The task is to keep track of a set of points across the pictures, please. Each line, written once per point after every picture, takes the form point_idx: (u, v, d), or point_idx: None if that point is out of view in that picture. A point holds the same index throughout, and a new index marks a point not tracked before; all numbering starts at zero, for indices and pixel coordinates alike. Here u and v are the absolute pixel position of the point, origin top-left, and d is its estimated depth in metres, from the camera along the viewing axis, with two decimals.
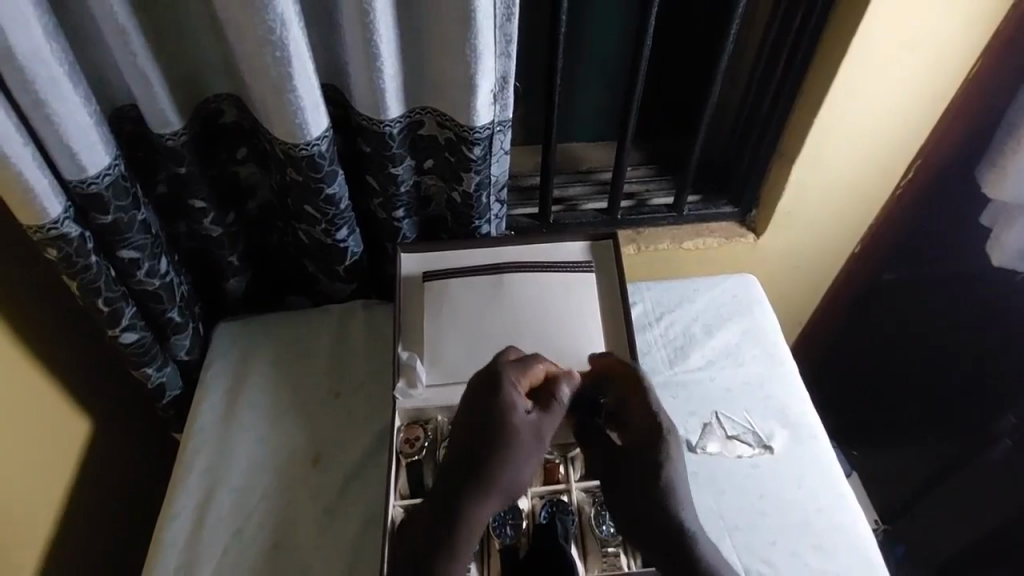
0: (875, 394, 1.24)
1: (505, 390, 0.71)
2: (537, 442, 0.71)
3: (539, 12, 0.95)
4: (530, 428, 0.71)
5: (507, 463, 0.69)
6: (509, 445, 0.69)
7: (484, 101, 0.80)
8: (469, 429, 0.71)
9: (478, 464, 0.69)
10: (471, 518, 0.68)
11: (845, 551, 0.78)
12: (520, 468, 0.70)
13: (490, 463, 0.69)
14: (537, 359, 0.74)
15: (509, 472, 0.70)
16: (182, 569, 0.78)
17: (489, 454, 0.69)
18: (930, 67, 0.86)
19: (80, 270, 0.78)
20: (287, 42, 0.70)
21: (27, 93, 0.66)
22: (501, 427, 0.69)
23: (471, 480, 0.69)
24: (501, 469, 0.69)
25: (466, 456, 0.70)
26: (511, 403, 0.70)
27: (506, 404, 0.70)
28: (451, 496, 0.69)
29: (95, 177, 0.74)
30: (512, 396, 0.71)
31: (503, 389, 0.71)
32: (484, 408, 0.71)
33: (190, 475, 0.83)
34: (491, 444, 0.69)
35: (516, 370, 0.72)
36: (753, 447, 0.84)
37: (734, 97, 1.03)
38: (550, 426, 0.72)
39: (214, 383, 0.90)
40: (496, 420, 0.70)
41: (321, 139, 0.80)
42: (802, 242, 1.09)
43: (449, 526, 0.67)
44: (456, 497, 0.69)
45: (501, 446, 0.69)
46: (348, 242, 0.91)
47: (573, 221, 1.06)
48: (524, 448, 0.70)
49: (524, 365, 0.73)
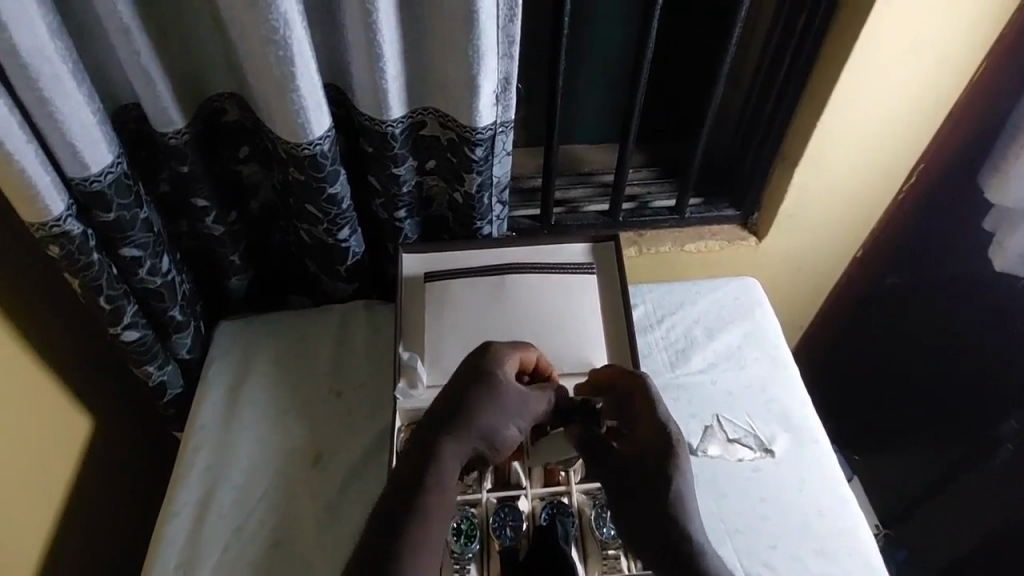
0: (877, 400, 1.23)
1: (498, 353, 0.70)
2: (519, 412, 0.68)
3: (541, 13, 0.95)
4: (517, 395, 0.68)
5: (492, 414, 0.65)
6: (493, 402, 0.66)
7: (487, 102, 0.80)
8: (454, 380, 0.67)
9: (459, 414, 0.64)
10: (447, 459, 0.62)
11: (846, 556, 0.78)
12: (501, 430, 0.66)
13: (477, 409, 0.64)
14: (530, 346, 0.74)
15: (490, 424, 0.65)
16: (181, 567, 0.78)
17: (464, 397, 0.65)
18: (933, 72, 0.86)
19: (81, 267, 0.78)
20: (291, 42, 0.70)
21: (31, 90, 0.66)
22: (491, 377, 0.67)
23: (448, 430, 0.63)
24: (484, 418, 0.64)
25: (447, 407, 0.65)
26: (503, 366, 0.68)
27: (498, 365, 0.68)
28: (428, 438, 0.63)
29: (98, 175, 0.74)
30: (504, 360, 0.69)
31: (497, 353, 0.70)
32: (477, 364, 0.68)
33: (191, 474, 0.83)
34: (480, 390, 0.65)
35: (507, 343, 0.72)
36: (753, 450, 0.84)
37: (736, 100, 1.03)
38: (535, 408, 0.70)
39: (216, 382, 0.90)
40: (487, 372, 0.67)
41: (323, 139, 0.80)
42: (805, 245, 1.08)
43: (421, 475, 0.60)
44: (432, 438, 0.63)
45: (491, 398, 0.66)
46: (350, 242, 0.91)
47: (574, 223, 1.06)
48: (509, 411, 0.67)
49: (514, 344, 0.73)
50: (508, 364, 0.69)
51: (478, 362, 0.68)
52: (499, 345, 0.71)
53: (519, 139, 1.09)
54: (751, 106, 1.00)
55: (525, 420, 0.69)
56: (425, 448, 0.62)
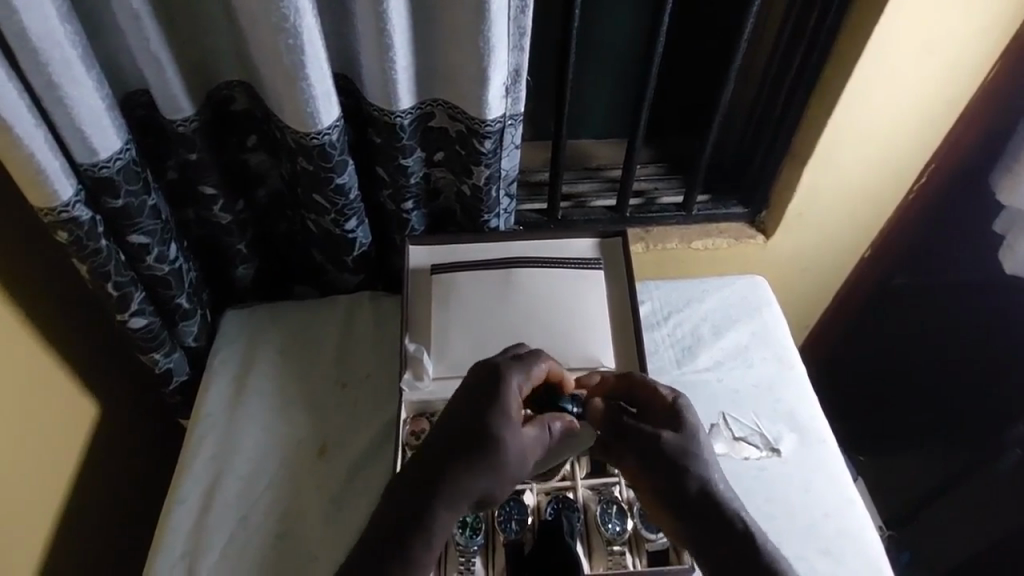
0: (881, 402, 1.24)
1: (503, 400, 0.63)
2: (522, 464, 0.63)
3: (552, 8, 0.94)
4: (522, 441, 0.62)
5: (492, 469, 0.60)
6: (494, 456, 0.60)
7: (496, 93, 0.80)
8: (459, 422, 0.62)
9: (458, 465, 0.60)
10: (442, 509, 0.59)
11: (852, 556, 0.77)
12: (502, 469, 0.61)
13: (479, 441, 0.60)
14: (541, 358, 0.69)
15: (490, 479, 0.60)
16: (187, 555, 0.77)
17: (464, 445, 0.61)
18: (946, 71, 0.86)
19: (90, 253, 0.77)
20: (301, 30, 0.70)
21: (40, 72, 0.65)
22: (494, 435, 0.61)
23: (444, 477, 0.59)
24: (482, 473, 0.60)
25: (447, 451, 0.61)
26: (508, 401, 0.63)
27: (502, 389, 0.64)
28: (425, 483, 0.60)
29: (107, 161, 0.74)
30: (508, 379, 0.65)
31: (501, 398, 0.63)
32: (482, 385, 0.65)
33: (197, 460, 0.83)
34: (477, 421, 0.61)
35: (513, 360, 0.67)
36: (760, 449, 0.84)
37: (746, 96, 1.02)
38: (541, 440, 0.64)
39: (222, 368, 0.90)
40: (491, 395, 0.63)
41: (332, 129, 0.80)
42: (812, 244, 1.08)
43: (413, 519, 0.59)
44: (429, 483, 0.60)
45: (492, 427, 0.61)
46: (357, 232, 0.91)
47: (581, 218, 1.06)
48: (510, 445, 0.62)
49: (528, 366, 0.68)
50: (515, 384, 0.65)
51: (481, 382, 0.65)
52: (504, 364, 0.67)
53: (527, 133, 1.09)
54: (760, 104, 0.99)
55: (529, 463, 0.63)
56: (419, 496, 0.59)
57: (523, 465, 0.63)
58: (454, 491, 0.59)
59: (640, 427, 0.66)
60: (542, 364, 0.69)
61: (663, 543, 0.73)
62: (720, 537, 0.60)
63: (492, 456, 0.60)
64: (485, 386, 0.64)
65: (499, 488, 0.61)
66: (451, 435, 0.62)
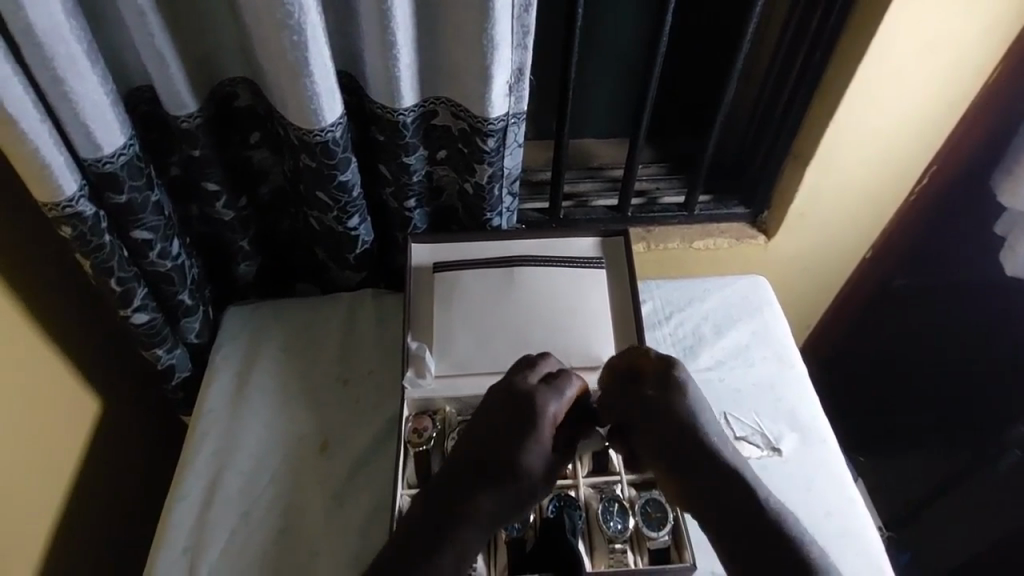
0: (881, 403, 1.24)
1: (539, 433, 0.68)
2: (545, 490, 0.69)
3: (555, 8, 0.94)
4: (548, 472, 0.69)
5: (521, 502, 0.67)
6: (525, 489, 0.67)
7: (499, 91, 0.80)
8: (496, 451, 0.68)
9: (492, 495, 0.66)
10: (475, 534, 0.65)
11: (852, 554, 0.77)
12: (530, 498, 0.68)
13: (513, 474, 0.67)
14: (574, 381, 0.72)
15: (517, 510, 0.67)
16: (189, 551, 0.77)
17: (499, 478, 0.67)
18: (949, 72, 0.86)
19: (93, 249, 0.77)
20: (305, 26, 0.70)
21: (44, 67, 0.65)
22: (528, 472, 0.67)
23: (478, 506, 0.66)
24: (512, 506, 0.66)
25: (484, 481, 0.67)
26: (544, 435, 0.68)
27: (539, 421, 0.68)
28: (462, 508, 0.66)
29: (111, 156, 0.74)
30: (545, 410, 0.69)
31: (537, 431, 0.68)
32: (516, 412, 0.69)
33: (199, 456, 0.83)
34: (514, 457, 0.67)
35: (549, 386, 0.71)
36: (761, 448, 0.84)
37: (749, 97, 1.02)
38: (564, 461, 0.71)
39: (224, 365, 0.90)
40: (528, 427, 0.68)
41: (335, 126, 0.80)
42: (814, 245, 1.08)
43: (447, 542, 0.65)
44: (466, 510, 0.66)
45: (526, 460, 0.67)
46: (360, 229, 0.91)
47: (583, 217, 1.07)
48: (538, 477, 0.68)
49: (562, 391, 0.71)
50: (549, 414, 0.69)
51: (516, 410, 0.70)
52: (538, 390, 0.71)
53: (529, 132, 1.09)
54: (763, 104, 0.99)
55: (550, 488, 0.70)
56: (455, 521, 0.65)
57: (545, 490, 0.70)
58: (486, 518, 0.66)
59: (657, 392, 0.70)
60: (574, 388, 0.71)
61: (665, 541, 0.72)
62: (722, 503, 0.65)
63: (521, 490, 0.67)
64: (520, 415, 0.69)
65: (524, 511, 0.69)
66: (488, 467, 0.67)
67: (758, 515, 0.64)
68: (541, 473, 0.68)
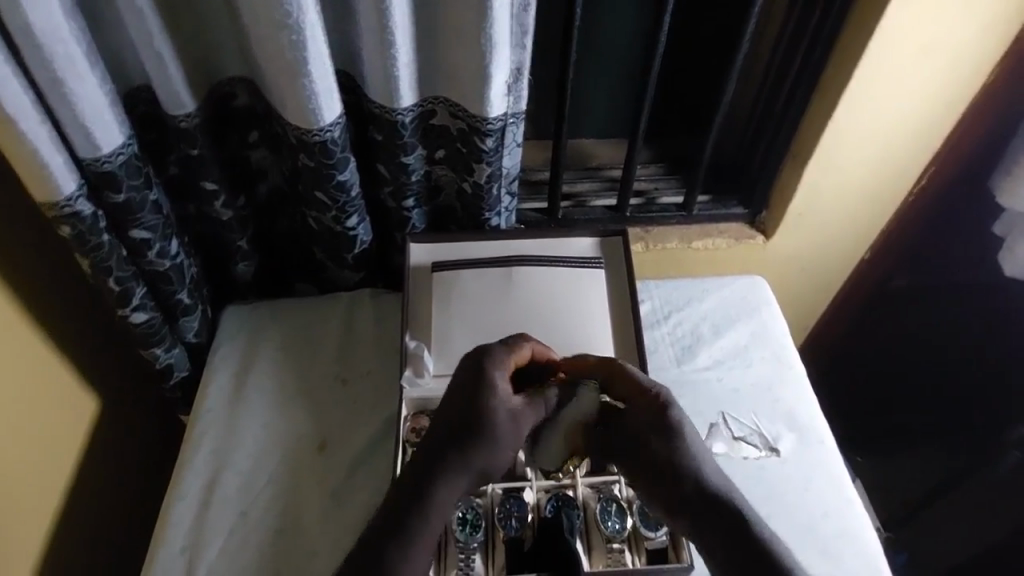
0: (879, 403, 1.24)
1: (488, 375, 0.69)
2: (517, 429, 0.67)
3: (553, 9, 0.95)
4: (513, 409, 0.68)
5: (487, 439, 0.66)
6: (489, 427, 0.66)
7: (498, 91, 0.80)
8: (454, 401, 0.68)
9: (455, 441, 0.66)
10: (443, 480, 0.64)
11: (849, 555, 0.77)
12: (497, 442, 0.66)
13: (473, 423, 0.66)
14: (523, 339, 0.74)
15: (486, 450, 0.66)
16: (188, 551, 0.77)
17: (458, 423, 0.66)
18: (947, 73, 0.86)
19: (92, 248, 0.77)
20: (304, 26, 0.70)
21: (44, 67, 0.65)
22: (485, 407, 0.67)
23: (444, 453, 0.65)
24: (477, 444, 0.65)
25: (446, 430, 0.67)
26: (495, 376, 0.69)
27: (486, 374, 0.69)
28: (429, 459, 0.65)
29: (109, 155, 0.74)
30: (491, 357, 0.70)
31: (487, 373, 0.69)
32: (466, 371, 0.70)
33: (197, 455, 0.83)
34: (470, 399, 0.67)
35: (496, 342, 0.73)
36: (759, 448, 0.84)
37: (747, 97, 1.02)
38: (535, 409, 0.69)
39: (222, 365, 0.90)
40: (477, 381, 0.68)
41: (333, 126, 0.80)
42: (813, 245, 1.08)
43: (417, 496, 0.64)
44: (432, 460, 0.65)
45: (482, 407, 0.66)
46: (358, 229, 0.91)
47: (582, 217, 1.07)
48: (500, 413, 0.67)
49: (511, 346, 0.73)
50: (498, 361, 0.71)
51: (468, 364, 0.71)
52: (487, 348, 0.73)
53: (527, 132, 1.09)
54: (762, 104, 0.99)
55: (526, 427, 0.68)
56: (422, 472, 0.65)
57: (521, 430, 0.68)
58: (455, 462, 0.65)
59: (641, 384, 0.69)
60: (523, 345, 0.74)
61: (663, 541, 0.73)
62: (710, 523, 0.61)
63: (485, 426, 0.66)
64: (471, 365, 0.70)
65: (498, 462, 0.67)
66: (447, 418, 0.68)
67: (747, 531, 0.60)
68: (501, 409, 0.67)
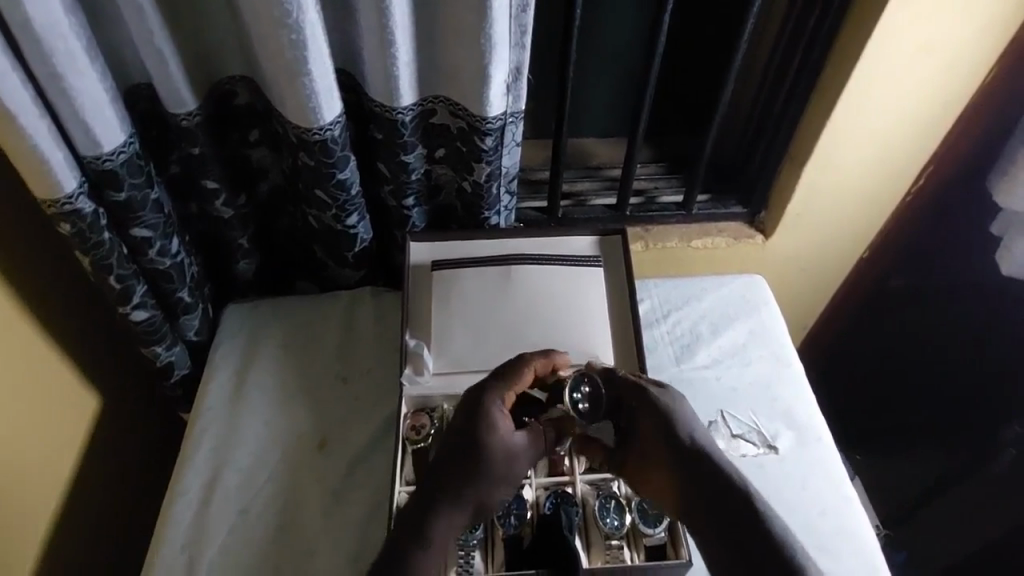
0: (877, 402, 1.24)
1: (488, 413, 0.70)
2: (511, 469, 0.69)
3: (553, 7, 0.95)
4: (510, 448, 0.69)
5: (484, 479, 0.68)
6: (486, 467, 0.68)
7: (497, 90, 0.80)
8: (453, 438, 0.70)
9: (453, 480, 0.68)
10: (442, 520, 0.66)
11: (847, 554, 0.78)
12: (489, 475, 0.68)
13: (471, 460, 0.68)
14: (526, 365, 0.74)
15: (482, 490, 0.68)
16: (188, 547, 0.78)
17: (455, 463, 0.68)
18: (944, 73, 0.86)
19: (92, 246, 0.77)
20: (304, 25, 0.70)
21: (44, 63, 0.66)
22: (483, 447, 0.68)
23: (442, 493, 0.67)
24: (474, 485, 0.68)
25: (445, 468, 0.68)
26: (494, 415, 0.70)
27: (487, 407, 0.70)
28: (428, 499, 0.67)
29: (110, 153, 0.74)
30: (492, 397, 0.71)
31: (487, 412, 0.70)
32: (467, 409, 0.71)
33: (198, 453, 0.84)
34: (469, 439, 0.69)
35: (498, 375, 0.74)
36: (757, 446, 0.84)
37: (746, 96, 1.02)
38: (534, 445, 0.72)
39: (223, 363, 0.90)
40: (477, 416, 0.70)
41: (334, 124, 0.80)
42: (812, 244, 1.08)
43: (416, 535, 0.65)
44: (431, 500, 0.67)
45: (478, 439, 0.68)
46: (358, 228, 0.91)
47: (581, 216, 1.07)
48: (497, 453, 0.69)
49: (514, 376, 0.73)
50: (498, 399, 0.71)
51: (471, 400, 0.72)
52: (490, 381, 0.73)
53: (527, 131, 1.09)
54: (760, 104, 1.00)
55: (521, 466, 0.70)
56: (421, 511, 0.67)
57: (516, 470, 0.70)
58: (452, 503, 0.67)
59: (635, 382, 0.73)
60: (527, 373, 0.74)
61: (661, 537, 0.73)
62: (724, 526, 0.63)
63: (482, 467, 0.68)
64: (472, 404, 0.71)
65: (493, 494, 0.69)
66: (446, 455, 0.69)
67: (753, 529, 0.62)
68: (498, 450, 0.68)
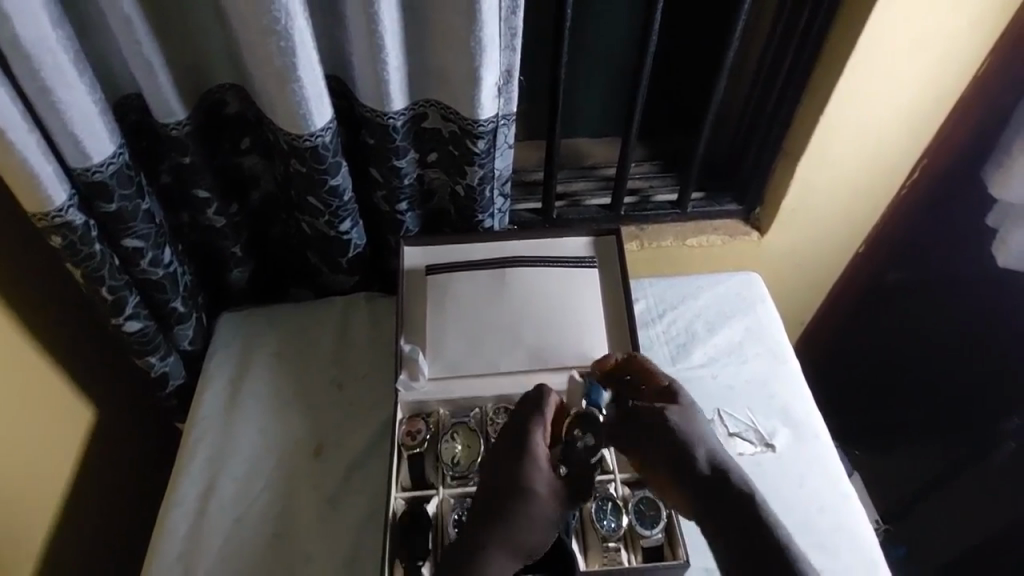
0: (876, 397, 1.24)
1: (528, 446, 0.66)
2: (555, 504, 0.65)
3: (544, 9, 0.94)
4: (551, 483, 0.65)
5: (528, 520, 0.63)
6: (531, 506, 0.63)
7: (489, 93, 0.80)
8: (496, 478, 0.65)
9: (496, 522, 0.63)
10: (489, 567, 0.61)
11: (846, 550, 0.77)
12: (536, 514, 0.63)
13: (514, 501, 0.63)
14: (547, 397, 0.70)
15: (527, 531, 0.63)
16: (183, 557, 0.78)
17: (498, 505, 0.63)
18: (936, 67, 0.86)
19: (83, 258, 0.77)
20: (293, 32, 0.70)
21: (32, 78, 0.65)
22: (526, 485, 0.64)
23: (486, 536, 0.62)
24: (519, 528, 0.63)
25: (488, 511, 0.64)
26: (533, 448, 0.66)
27: (525, 441, 0.66)
28: (472, 545, 0.62)
29: (100, 165, 0.74)
30: (529, 429, 0.67)
31: (526, 445, 0.66)
32: (507, 444, 0.67)
33: (193, 463, 0.83)
34: (510, 477, 0.64)
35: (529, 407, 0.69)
36: (754, 445, 0.84)
37: (739, 94, 1.02)
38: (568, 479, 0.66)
39: (217, 372, 0.90)
40: (517, 452, 0.66)
41: (324, 130, 0.80)
42: (807, 240, 1.08)
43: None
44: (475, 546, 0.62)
45: (520, 475, 0.64)
46: (351, 234, 0.91)
47: (575, 216, 1.07)
48: (541, 490, 0.64)
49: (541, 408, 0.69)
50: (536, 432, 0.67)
51: (509, 434, 0.68)
52: (523, 414, 0.69)
53: (520, 133, 1.09)
54: (753, 101, 1.00)
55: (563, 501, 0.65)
56: (465, 558, 0.62)
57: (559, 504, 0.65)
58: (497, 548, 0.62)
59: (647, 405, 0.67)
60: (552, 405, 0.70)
61: (659, 539, 0.73)
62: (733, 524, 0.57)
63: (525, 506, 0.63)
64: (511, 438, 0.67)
65: (538, 537, 0.64)
66: (489, 497, 0.65)
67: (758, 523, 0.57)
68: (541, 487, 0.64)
